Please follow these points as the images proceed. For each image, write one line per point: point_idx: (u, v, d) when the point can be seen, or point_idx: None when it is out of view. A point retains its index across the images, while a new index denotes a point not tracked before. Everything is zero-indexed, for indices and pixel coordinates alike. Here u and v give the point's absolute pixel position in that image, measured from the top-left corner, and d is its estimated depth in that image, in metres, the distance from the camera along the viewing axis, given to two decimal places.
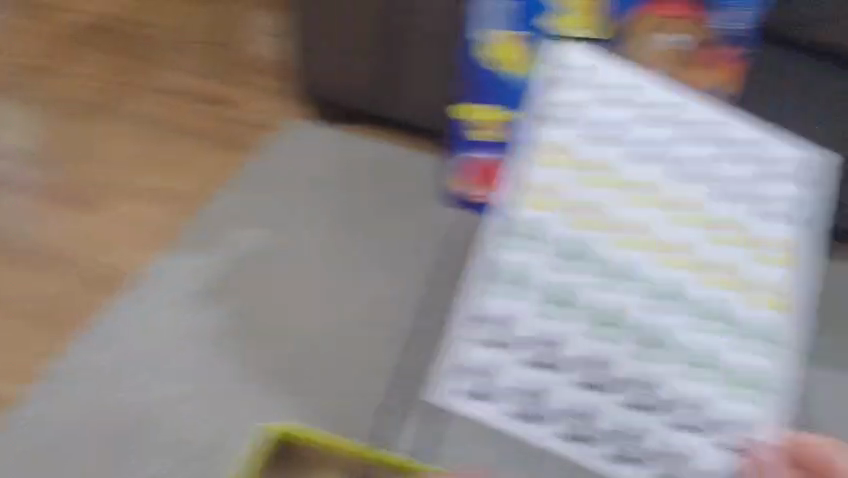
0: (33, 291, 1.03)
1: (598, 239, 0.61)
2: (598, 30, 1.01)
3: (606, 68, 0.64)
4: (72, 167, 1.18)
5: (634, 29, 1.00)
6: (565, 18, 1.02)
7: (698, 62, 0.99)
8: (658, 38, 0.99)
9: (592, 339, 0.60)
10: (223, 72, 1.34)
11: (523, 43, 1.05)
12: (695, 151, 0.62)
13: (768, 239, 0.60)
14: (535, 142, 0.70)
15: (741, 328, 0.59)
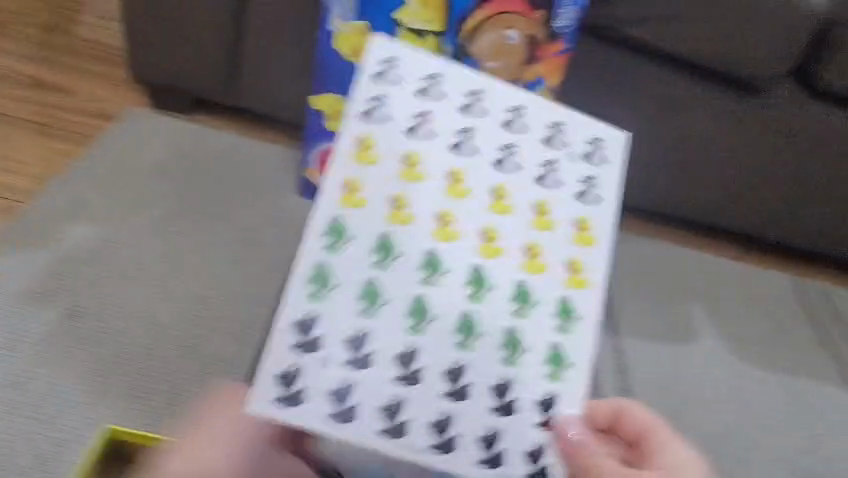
0: None
1: (430, 218, 0.57)
2: (442, 25, 1.04)
3: (420, 70, 0.58)
4: None
5: (476, 25, 1.02)
6: (412, 11, 1.03)
7: (534, 56, 1.04)
8: (498, 33, 1.02)
9: (411, 309, 0.55)
10: (53, 57, 1.27)
11: (373, 34, 1.05)
12: (513, 145, 0.60)
13: (565, 211, 0.60)
14: (361, 110, 0.56)
15: (559, 299, 0.59)
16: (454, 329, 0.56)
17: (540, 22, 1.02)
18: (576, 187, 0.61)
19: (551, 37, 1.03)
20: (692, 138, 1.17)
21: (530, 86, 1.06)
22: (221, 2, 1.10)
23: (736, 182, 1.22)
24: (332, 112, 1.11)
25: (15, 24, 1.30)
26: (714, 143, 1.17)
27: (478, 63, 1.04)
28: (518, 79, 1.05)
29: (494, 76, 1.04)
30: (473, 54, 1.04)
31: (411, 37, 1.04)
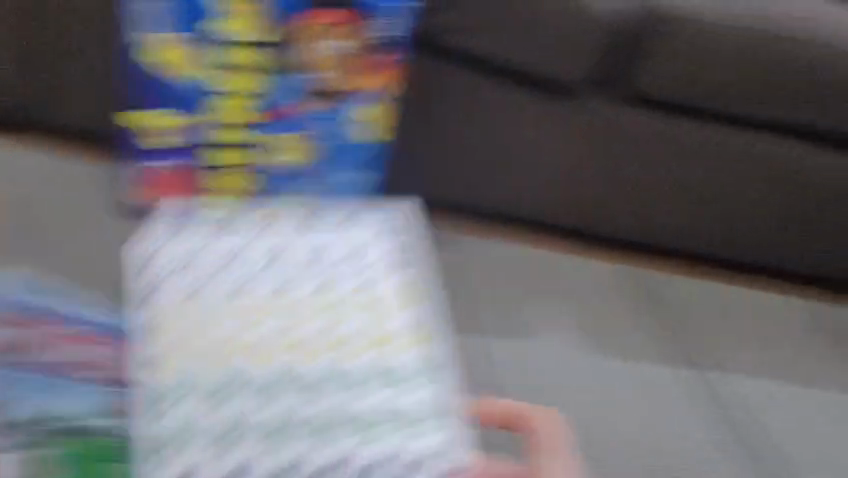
0: None
1: (254, 346, 0.70)
2: (265, 37, 0.98)
3: (206, 242, 0.80)
4: None
5: (301, 35, 0.98)
6: (230, 23, 0.97)
7: (361, 67, 1.01)
8: (320, 45, 0.99)
9: (256, 423, 0.66)
10: None
11: (191, 46, 0.99)
12: (306, 268, 0.77)
13: (376, 304, 0.74)
14: (167, 280, 0.76)
15: (378, 368, 0.69)
16: (293, 423, 0.66)
17: (363, 32, 0.99)
18: (373, 274, 0.77)
19: (377, 47, 1.01)
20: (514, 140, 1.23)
21: (358, 97, 1.03)
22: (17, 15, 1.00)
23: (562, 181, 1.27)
24: (152, 128, 1.04)
25: None
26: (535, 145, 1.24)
27: (303, 74, 1.01)
28: (346, 91, 1.02)
29: (320, 87, 1.02)
30: (297, 65, 1.01)
31: (231, 48, 0.98)
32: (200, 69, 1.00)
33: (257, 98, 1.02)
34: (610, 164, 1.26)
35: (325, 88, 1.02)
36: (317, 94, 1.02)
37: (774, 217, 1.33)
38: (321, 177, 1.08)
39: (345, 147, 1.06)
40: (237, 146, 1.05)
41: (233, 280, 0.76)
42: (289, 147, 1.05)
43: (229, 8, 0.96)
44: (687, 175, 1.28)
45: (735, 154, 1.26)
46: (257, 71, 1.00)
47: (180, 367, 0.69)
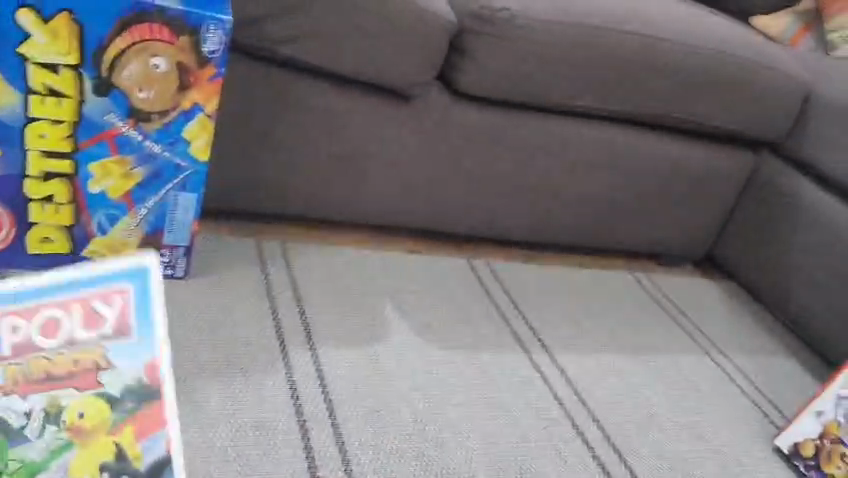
0: None
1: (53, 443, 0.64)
2: (79, 57, 0.91)
3: None
4: None
5: (119, 52, 0.91)
6: (38, 44, 0.89)
7: (188, 82, 0.96)
8: (142, 61, 0.93)
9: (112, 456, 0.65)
10: None
11: None
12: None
13: None
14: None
15: None
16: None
17: (189, 47, 0.94)
18: None
19: (204, 63, 0.95)
20: (349, 146, 1.24)
21: (188, 114, 0.97)
22: None
23: (400, 182, 1.30)
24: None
25: None
26: (372, 149, 1.25)
27: (127, 93, 0.94)
28: (173, 108, 0.96)
29: (147, 106, 0.95)
30: (118, 83, 0.93)
31: (42, 73, 0.90)
32: (9, 97, 0.90)
33: (76, 124, 0.94)
34: (445, 161, 1.30)
35: (151, 107, 0.95)
36: (142, 114, 0.96)
37: (600, 196, 1.44)
38: (154, 201, 1.02)
39: (179, 169, 1.00)
40: (58, 177, 0.96)
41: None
42: (118, 172, 0.98)
43: (35, 29, 0.88)
44: (518, 165, 1.35)
45: (562, 141, 1.35)
46: (74, 94, 0.92)
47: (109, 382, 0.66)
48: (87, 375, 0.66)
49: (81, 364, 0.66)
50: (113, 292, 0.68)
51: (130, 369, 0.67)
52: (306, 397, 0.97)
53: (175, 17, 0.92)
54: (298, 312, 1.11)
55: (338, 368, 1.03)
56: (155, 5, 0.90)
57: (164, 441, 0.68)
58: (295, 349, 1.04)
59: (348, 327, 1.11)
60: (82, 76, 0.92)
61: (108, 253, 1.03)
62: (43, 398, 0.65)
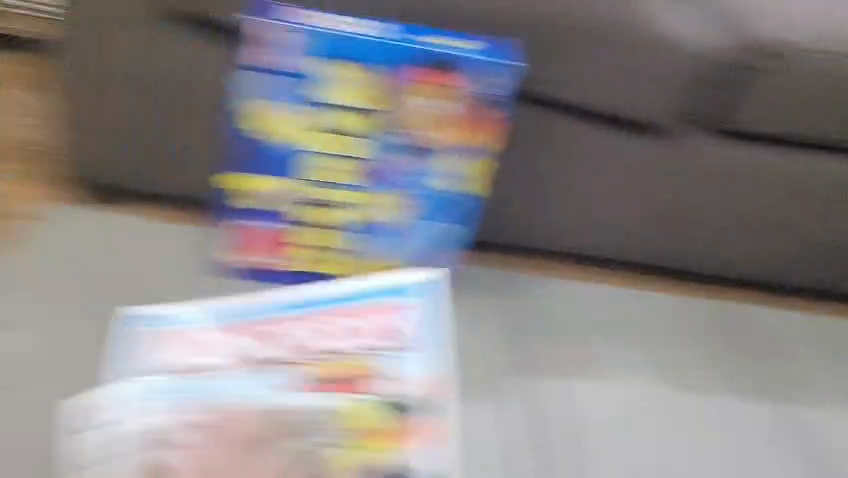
0: None
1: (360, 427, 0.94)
2: (373, 100, 1.04)
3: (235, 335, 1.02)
4: None
5: (407, 95, 1.03)
6: (343, 89, 1.03)
7: (470, 125, 1.07)
8: (425, 102, 1.04)
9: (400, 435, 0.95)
10: None
11: (300, 112, 1.04)
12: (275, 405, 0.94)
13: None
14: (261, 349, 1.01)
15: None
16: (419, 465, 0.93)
17: (474, 93, 1.04)
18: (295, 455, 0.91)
19: (485, 108, 1.06)
20: (603, 181, 1.24)
21: (466, 153, 1.08)
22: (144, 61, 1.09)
23: (649, 216, 1.28)
24: (259, 189, 1.10)
25: None
26: (632, 186, 1.24)
27: (407, 133, 1.06)
28: (447, 146, 1.08)
29: (426, 144, 1.07)
30: (401, 124, 1.05)
31: (334, 112, 1.04)
32: (309, 133, 1.06)
33: (357, 158, 1.07)
34: (702, 199, 1.26)
35: (434, 147, 1.07)
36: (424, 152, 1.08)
37: None
38: (419, 230, 1.14)
39: (446, 201, 1.12)
40: (336, 205, 1.11)
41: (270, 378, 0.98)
42: (389, 203, 1.11)
43: (334, 76, 1.02)
44: (783, 204, 1.26)
45: (835, 180, 1.24)
46: (360, 133, 1.06)
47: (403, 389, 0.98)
48: (372, 380, 0.99)
49: (372, 370, 1.00)
50: (405, 305, 1.06)
51: (410, 379, 1.00)
52: (547, 426, 1.11)
53: (464, 66, 1.02)
54: (525, 334, 1.20)
55: (575, 395, 1.15)
56: (448, 56, 1.01)
57: (438, 448, 0.95)
58: (515, 375, 1.15)
59: (580, 352, 1.20)
60: (368, 117, 1.05)
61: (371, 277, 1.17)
62: (350, 400, 0.96)
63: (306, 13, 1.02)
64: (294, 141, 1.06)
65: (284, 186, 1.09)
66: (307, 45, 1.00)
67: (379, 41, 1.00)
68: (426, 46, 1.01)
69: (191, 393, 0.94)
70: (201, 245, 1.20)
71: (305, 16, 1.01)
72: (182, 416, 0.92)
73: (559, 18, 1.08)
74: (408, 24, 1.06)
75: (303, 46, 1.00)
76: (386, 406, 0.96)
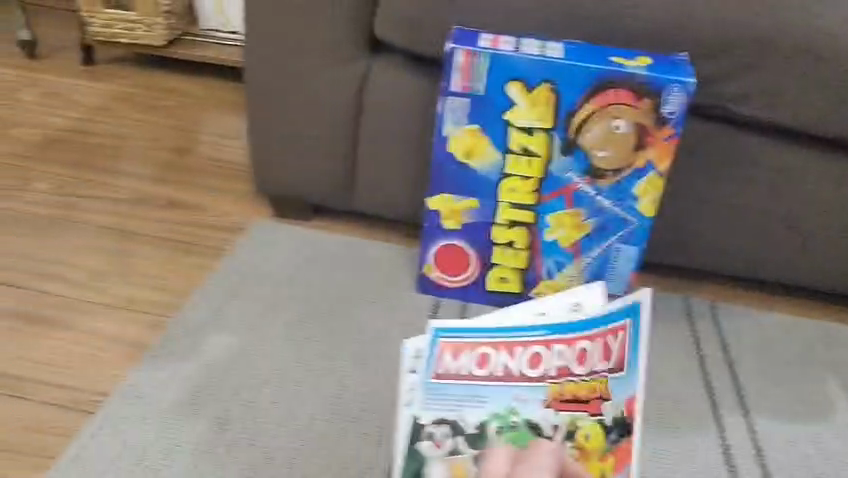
0: (10, 413, 0.95)
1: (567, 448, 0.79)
2: (551, 121, 1.10)
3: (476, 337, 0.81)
4: (36, 293, 1.15)
5: (587, 115, 1.09)
6: (529, 111, 1.10)
7: (646, 142, 1.09)
8: (607, 122, 1.09)
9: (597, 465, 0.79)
10: (168, 189, 1.43)
11: (484, 135, 1.12)
12: (485, 425, 0.79)
13: None
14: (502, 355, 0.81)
15: None
16: None
17: (650, 109, 1.07)
18: None
19: (661, 123, 1.08)
20: (784, 202, 1.22)
21: (641, 171, 1.11)
22: (346, 93, 1.27)
23: (834, 242, 1.24)
24: (448, 212, 1.19)
25: (146, 151, 1.55)
26: (816, 208, 1.21)
27: (588, 153, 1.11)
28: (626, 167, 1.11)
29: (607, 164, 1.11)
30: (583, 145, 1.11)
31: (519, 133, 1.11)
32: (491, 154, 1.14)
33: (540, 179, 1.14)
34: None
35: (610, 165, 1.11)
36: (599, 171, 1.12)
37: None
38: (598, 251, 1.18)
39: (623, 222, 1.15)
40: (520, 226, 1.18)
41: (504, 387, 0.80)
42: (570, 223, 1.17)
43: (521, 99, 1.09)
44: None
45: None
46: (542, 154, 1.12)
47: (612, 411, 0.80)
48: (595, 401, 0.81)
49: (593, 392, 0.81)
50: (617, 330, 0.81)
51: (618, 403, 0.80)
52: (742, 467, 1.03)
53: (645, 84, 1.05)
54: (696, 359, 1.18)
55: (776, 440, 1.07)
56: (624, 72, 1.05)
57: None
58: (689, 392, 1.12)
59: (779, 399, 1.13)
60: (551, 138, 1.11)
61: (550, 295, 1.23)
62: (564, 417, 0.80)
63: (488, 37, 1.10)
64: (482, 161, 1.14)
65: (471, 207, 1.18)
66: (491, 67, 1.07)
67: (556, 61, 1.06)
68: (601, 64, 1.05)
69: (457, 401, 0.79)
70: (386, 263, 1.29)
71: (486, 40, 1.08)
72: (468, 426, 0.79)
73: (734, 31, 1.09)
74: (584, 44, 1.11)
75: (484, 69, 1.08)
76: (593, 426, 0.80)
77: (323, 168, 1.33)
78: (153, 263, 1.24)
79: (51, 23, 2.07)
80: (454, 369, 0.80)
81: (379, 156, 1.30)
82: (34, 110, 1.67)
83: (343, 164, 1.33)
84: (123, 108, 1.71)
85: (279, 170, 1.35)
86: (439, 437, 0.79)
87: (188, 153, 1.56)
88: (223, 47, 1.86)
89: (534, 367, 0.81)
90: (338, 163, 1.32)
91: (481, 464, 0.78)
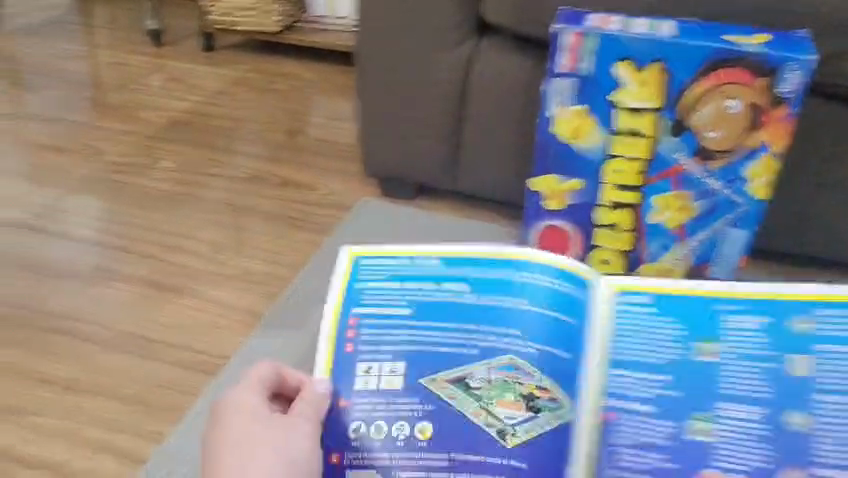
0: (140, 369, 1.05)
1: (674, 411, 0.67)
2: (661, 101, 1.08)
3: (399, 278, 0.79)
4: (161, 262, 1.24)
5: (698, 95, 1.06)
6: (638, 91, 1.09)
7: (759, 122, 1.06)
8: (719, 102, 1.06)
9: (678, 413, 0.67)
10: (280, 168, 1.51)
11: (589, 116, 1.12)
12: (396, 373, 0.71)
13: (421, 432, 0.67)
14: (424, 302, 0.76)
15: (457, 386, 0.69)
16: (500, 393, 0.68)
17: (765, 89, 1.04)
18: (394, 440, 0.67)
19: (777, 104, 1.04)
20: None
21: (754, 152, 1.08)
22: (452, 74, 1.29)
23: None
24: (550, 192, 1.19)
25: (261, 132, 1.63)
26: None
27: (697, 134, 1.09)
28: (740, 146, 1.08)
29: (718, 144, 1.08)
30: (692, 126, 1.08)
31: (627, 114, 1.10)
32: (596, 136, 1.13)
33: (648, 160, 1.13)
34: None
35: (721, 146, 1.08)
36: (710, 152, 1.09)
37: None
38: (706, 235, 1.16)
39: (732, 205, 1.12)
40: (624, 208, 1.17)
41: (438, 350, 0.72)
42: (676, 206, 1.15)
43: (629, 79, 1.08)
44: None
45: None
46: (650, 134, 1.11)
47: (697, 374, 0.70)
48: (686, 369, 0.70)
49: (671, 363, 0.71)
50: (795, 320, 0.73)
51: (677, 375, 0.70)
52: None
53: (759, 61, 1.02)
54: None
55: None
56: (737, 49, 1.02)
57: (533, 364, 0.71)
58: None
59: None
60: (658, 119, 1.10)
61: (655, 279, 1.21)
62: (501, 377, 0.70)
63: (597, 18, 1.09)
64: (587, 143, 1.14)
65: (575, 188, 1.18)
66: (599, 47, 1.07)
67: (665, 40, 1.04)
68: (714, 43, 1.03)
69: (385, 339, 0.73)
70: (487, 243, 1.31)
71: (593, 21, 1.08)
72: (393, 381, 0.70)
73: None
74: (696, 23, 1.08)
75: (591, 51, 1.07)
76: (498, 389, 0.69)
77: (427, 148, 1.36)
78: (268, 238, 1.31)
79: (175, 12, 2.20)
80: (384, 311, 0.75)
81: (483, 137, 1.32)
82: (160, 94, 1.79)
83: (447, 144, 1.35)
84: (239, 92, 1.80)
85: (385, 151, 1.39)
86: (373, 381, 0.70)
87: (298, 133, 1.63)
88: (332, 32, 1.93)
89: (465, 333, 0.73)
90: (442, 144, 1.35)
91: (393, 395, 0.70)
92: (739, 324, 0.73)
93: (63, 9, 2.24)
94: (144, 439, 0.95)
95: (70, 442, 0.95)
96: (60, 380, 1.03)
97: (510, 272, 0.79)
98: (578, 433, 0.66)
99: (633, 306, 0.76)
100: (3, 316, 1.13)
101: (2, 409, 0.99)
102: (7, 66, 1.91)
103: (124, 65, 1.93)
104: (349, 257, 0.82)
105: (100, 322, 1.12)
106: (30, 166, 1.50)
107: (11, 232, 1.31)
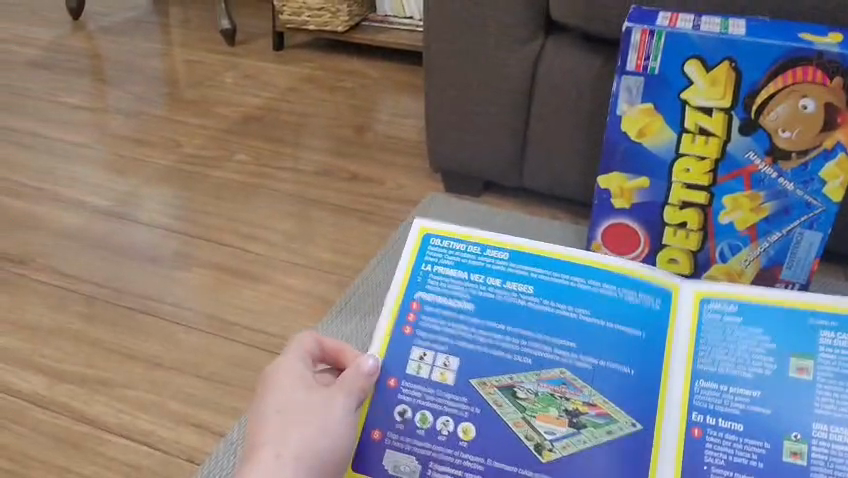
0: (218, 348, 1.10)
1: (760, 427, 0.65)
2: (731, 100, 1.08)
3: (470, 261, 0.76)
4: (237, 249, 1.30)
5: (769, 96, 1.06)
6: (708, 90, 1.09)
7: (835, 123, 1.05)
8: (792, 102, 1.05)
9: (768, 431, 0.65)
10: (348, 162, 1.55)
11: (658, 114, 1.12)
12: (447, 365, 0.69)
13: (464, 436, 0.65)
14: (485, 290, 0.74)
15: (503, 392, 0.67)
16: (544, 406, 0.66)
17: (842, 88, 1.02)
18: (435, 438, 0.66)
19: None
20: None
21: (830, 154, 1.06)
22: (519, 72, 1.31)
23: None
24: (617, 191, 1.20)
25: (327, 127, 1.68)
26: None
27: (770, 135, 1.08)
28: (814, 147, 1.07)
29: (791, 145, 1.07)
30: (765, 126, 1.08)
31: (697, 113, 1.11)
32: (665, 135, 1.13)
33: (717, 160, 1.13)
34: None
35: (794, 146, 1.08)
36: (782, 152, 1.09)
37: None
38: (777, 236, 1.15)
39: (806, 205, 1.11)
40: (693, 207, 1.17)
41: (501, 347, 0.70)
42: (748, 206, 1.14)
43: (699, 78, 1.08)
44: None
45: None
46: (720, 133, 1.11)
47: (784, 394, 0.67)
48: (781, 385, 0.67)
49: (767, 376, 0.68)
50: None
51: (768, 392, 0.67)
52: None
53: (836, 61, 1.01)
54: None
55: None
56: (813, 49, 1.01)
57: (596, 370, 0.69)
58: None
59: None
60: (730, 119, 1.10)
61: (724, 278, 1.21)
62: (554, 381, 0.67)
63: (666, 16, 1.10)
64: (655, 141, 1.15)
65: (643, 187, 1.19)
66: (669, 45, 1.07)
67: (738, 39, 1.04)
68: (788, 41, 1.02)
69: (442, 328, 0.71)
70: (552, 239, 1.33)
71: (663, 19, 1.08)
72: (441, 375, 0.69)
73: None
74: (770, 21, 1.07)
75: (661, 49, 1.08)
76: (545, 400, 0.66)
77: (493, 145, 1.38)
78: (336, 229, 1.35)
79: (246, 13, 2.27)
80: (447, 297, 0.73)
81: (548, 134, 1.34)
82: (233, 90, 1.85)
83: (512, 141, 1.37)
84: (308, 88, 1.85)
85: (451, 146, 1.41)
86: (428, 372, 0.69)
87: (365, 129, 1.67)
88: (397, 31, 1.97)
89: (532, 331, 0.71)
90: (508, 140, 1.37)
91: (441, 392, 0.68)
92: (835, 343, 0.70)
93: (142, 10, 2.33)
94: (224, 415, 1.00)
95: (155, 414, 1.00)
96: (145, 356, 1.09)
97: (573, 280, 0.74)
98: (657, 444, 0.65)
99: (721, 315, 0.72)
100: (90, 296, 1.20)
101: (92, 382, 1.05)
102: (90, 63, 2.01)
103: (199, 63, 2.00)
104: (418, 233, 0.78)
105: (180, 303, 1.18)
106: (114, 156, 1.58)
107: (97, 218, 1.38)
